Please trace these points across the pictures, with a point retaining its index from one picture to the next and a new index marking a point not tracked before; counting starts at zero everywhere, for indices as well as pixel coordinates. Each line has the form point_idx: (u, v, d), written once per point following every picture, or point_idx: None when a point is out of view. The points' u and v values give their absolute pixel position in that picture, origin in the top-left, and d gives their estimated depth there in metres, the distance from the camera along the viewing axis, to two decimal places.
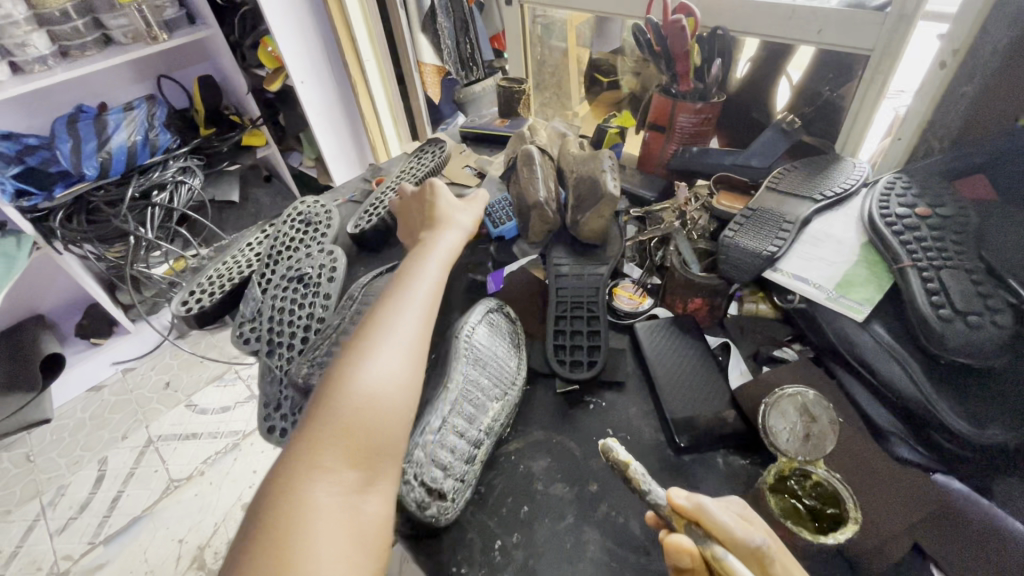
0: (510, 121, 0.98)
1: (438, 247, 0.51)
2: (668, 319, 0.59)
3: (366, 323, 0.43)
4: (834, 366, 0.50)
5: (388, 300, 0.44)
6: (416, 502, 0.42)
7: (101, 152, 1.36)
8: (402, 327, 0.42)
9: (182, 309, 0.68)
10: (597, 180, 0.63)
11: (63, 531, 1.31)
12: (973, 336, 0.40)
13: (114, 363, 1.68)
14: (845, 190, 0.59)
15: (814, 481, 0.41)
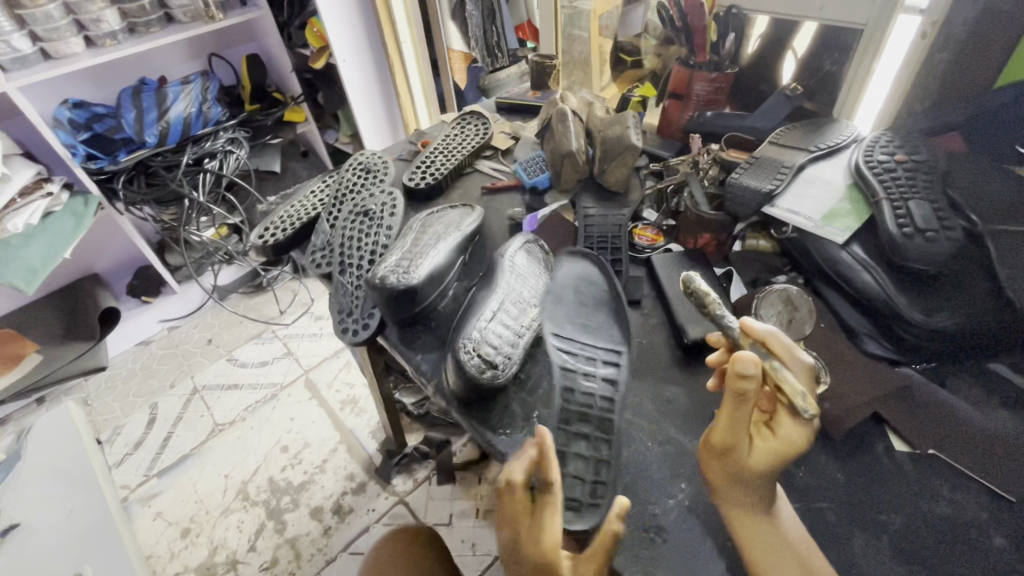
0: (542, 93, 1.08)
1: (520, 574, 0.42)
2: (682, 252, 0.69)
3: None
4: (819, 284, 0.63)
5: None
6: (474, 367, 0.53)
7: (161, 122, 1.44)
8: None
9: (259, 241, 0.78)
10: (624, 135, 0.73)
11: (120, 465, 1.33)
12: (929, 247, 0.51)
13: (162, 321, 1.67)
14: (835, 144, 0.69)
15: None
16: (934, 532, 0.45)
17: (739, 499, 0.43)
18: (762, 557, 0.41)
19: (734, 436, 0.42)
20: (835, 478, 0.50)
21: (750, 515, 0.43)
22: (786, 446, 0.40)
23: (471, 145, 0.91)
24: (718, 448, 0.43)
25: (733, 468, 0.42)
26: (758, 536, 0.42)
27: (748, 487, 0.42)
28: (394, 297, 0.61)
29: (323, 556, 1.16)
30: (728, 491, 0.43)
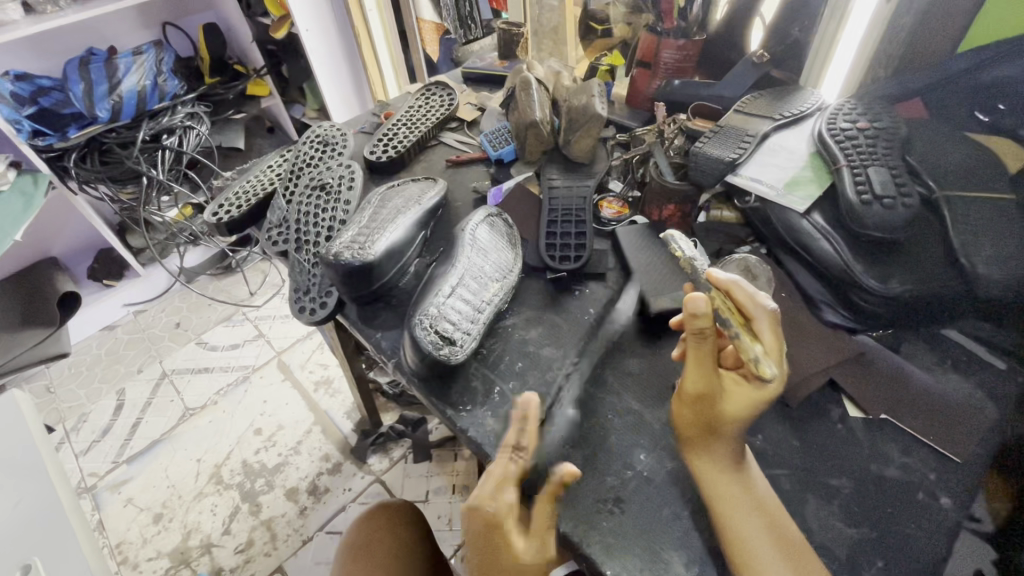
0: (510, 63, 1.05)
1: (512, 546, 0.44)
2: (646, 224, 0.68)
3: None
4: (779, 254, 0.62)
5: None
6: (431, 343, 0.52)
7: (113, 95, 1.35)
8: None
9: (213, 218, 0.75)
10: (589, 104, 0.72)
11: (87, 453, 1.30)
12: (887, 216, 0.50)
13: (127, 305, 1.62)
14: (799, 112, 0.69)
15: None
16: (882, 493, 0.46)
17: (707, 451, 0.46)
18: (725, 510, 0.43)
19: (709, 384, 0.45)
20: (790, 444, 0.50)
21: (719, 465, 0.45)
22: (763, 390, 0.43)
23: (436, 116, 0.88)
24: (693, 399, 0.46)
25: (710, 419, 0.46)
26: (728, 487, 0.44)
27: (720, 438, 0.46)
28: (351, 273, 0.59)
29: (299, 536, 1.15)
30: (705, 444, 0.46)
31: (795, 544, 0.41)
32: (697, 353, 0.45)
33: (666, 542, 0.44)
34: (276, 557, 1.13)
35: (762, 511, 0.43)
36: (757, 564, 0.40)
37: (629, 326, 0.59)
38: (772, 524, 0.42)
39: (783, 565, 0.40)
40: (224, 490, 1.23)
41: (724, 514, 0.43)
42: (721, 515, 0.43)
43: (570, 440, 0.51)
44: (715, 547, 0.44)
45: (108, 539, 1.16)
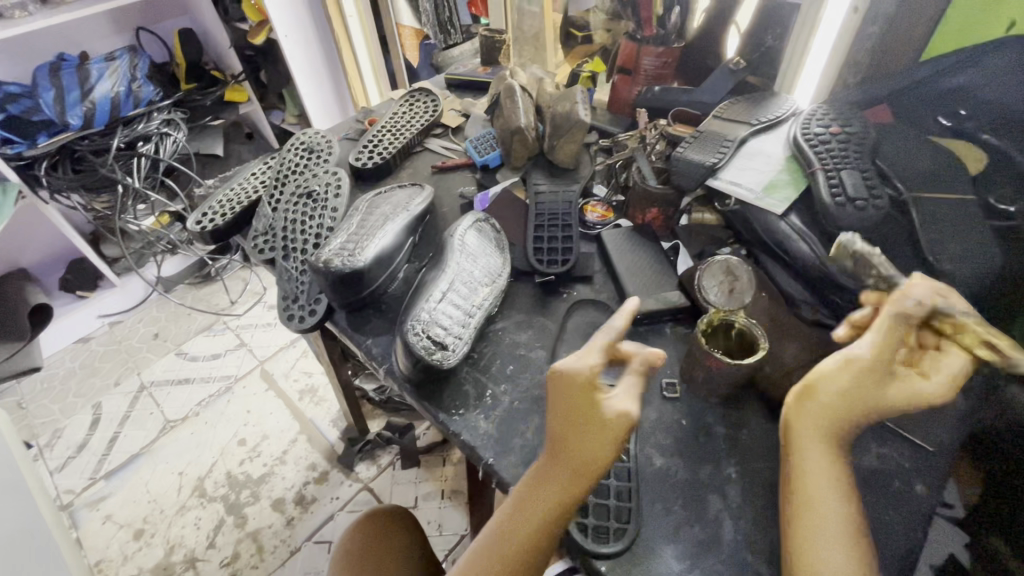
0: (491, 70, 1.06)
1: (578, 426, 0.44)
2: (631, 227, 0.70)
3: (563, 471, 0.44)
4: (760, 254, 0.64)
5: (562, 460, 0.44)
6: (423, 348, 0.53)
7: (85, 102, 1.32)
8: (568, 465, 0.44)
9: (197, 227, 0.74)
10: (572, 111, 0.73)
11: (63, 470, 1.26)
12: (860, 214, 0.54)
13: (101, 316, 1.57)
14: (774, 117, 0.71)
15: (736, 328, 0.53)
16: (863, 483, 0.48)
17: (824, 423, 0.41)
18: (809, 494, 0.40)
19: (877, 366, 0.40)
20: (773, 438, 0.52)
21: (829, 444, 0.41)
22: (930, 392, 0.39)
23: (420, 123, 0.88)
24: (860, 370, 0.40)
25: (859, 397, 0.40)
26: (817, 470, 0.41)
27: (854, 416, 0.41)
28: (340, 280, 0.59)
29: (287, 547, 1.14)
30: (833, 417, 0.41)
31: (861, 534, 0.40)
32: (888, 328, 0.40)
33: (657, 536, 0.46)
34: (262, 569, 1.11)
35: (845, 499, 0.40)
36: (812, 548, 0.39)
37: (617, 328, 0.61)
38: (850, 513, 0.40)
39: (842, 549, 0.39)
40: (207, 503, 1.21)
41: (805, 498, 0.41)
42: (802, 498, 0.41)
43: None
44: (704, 540, 0.45)
45: (86, 558, 1.13)
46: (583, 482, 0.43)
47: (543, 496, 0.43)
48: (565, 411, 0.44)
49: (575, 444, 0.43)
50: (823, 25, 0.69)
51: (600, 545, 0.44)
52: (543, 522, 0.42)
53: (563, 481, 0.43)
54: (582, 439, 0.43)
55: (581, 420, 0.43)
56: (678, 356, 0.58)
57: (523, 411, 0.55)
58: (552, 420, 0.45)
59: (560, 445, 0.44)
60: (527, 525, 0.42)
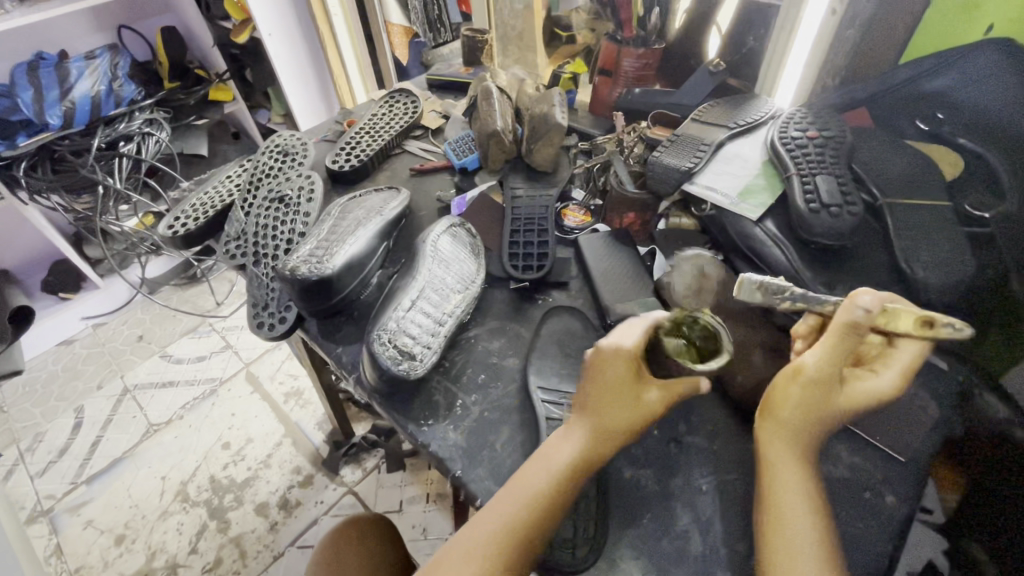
0: (474, 70, 1.04)
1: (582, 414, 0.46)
2: (607, 232, 0.69)
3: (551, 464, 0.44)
4: (735, 260, 0.62)
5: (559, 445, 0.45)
6: (390, 359, 0.52)
7: (64, 101, 1.29)
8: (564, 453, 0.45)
9: (168, 232, 0.73)
10: (549, 114, 0.72)
11: (43, 475, 1.24)
12: (834, 221, 0.53)
13: (84, 319, 1.55)
14: (753, 120, 0.70)
15: (704, 326, 0.48)
16: (834, 494, 0.47)
17: (790, 433, 0.42)
18: (782, 504, 0.41)
19: (829, 377, 0.42)
20: (746, 447, 0.51)
21: (801, 453, 0.43)
22: (887, 386, 0.42)
23: (399, 125, 0.87)
24: (812, 382, 0.42)
25: (817, 407, 0.42)
26: (784, 477, 0.42)
27: (818, 425, 0.43)
28: (309, 288, 0.58)
29: (270, 552, 1.13)
30: (796, 429, 0.42)
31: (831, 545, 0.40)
32: (837, 340, 0.41)
33: (623, 548, 0.45)
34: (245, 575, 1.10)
35: (816, 509, 0.41)
36: (794, 555, 0.38)
37: (590, 336, 0.60)
38: (821, 524, 0.40)
39: (816, 553, 0.39)
40: (190, 508, 1.19)
41: (779, 507, 0.41)
42: (772, 507, 0.41)
43: (530, 450, 0.51)
44: (673, 554, 0.45)
45: (66, 564, 1.11)
46: (604, 447, 0.45)
47: (566, 455, 0.44)
48: (597, 390, 0.46)
49: (609, 411, 0.45)
50: (801, 29, 0.68)
51: (565, 558, 0.43)
52: (563, 479, 0.43)
53: (588, 444, 0.45)
54: (617, 407, 0.46)
55: (619, 389, 0.46)
56: None
57: (493, 422, 0.54)
58: (586, 389, 0.47)
59: (592, 411, 0.46)
60: (546, 480, 0.43)
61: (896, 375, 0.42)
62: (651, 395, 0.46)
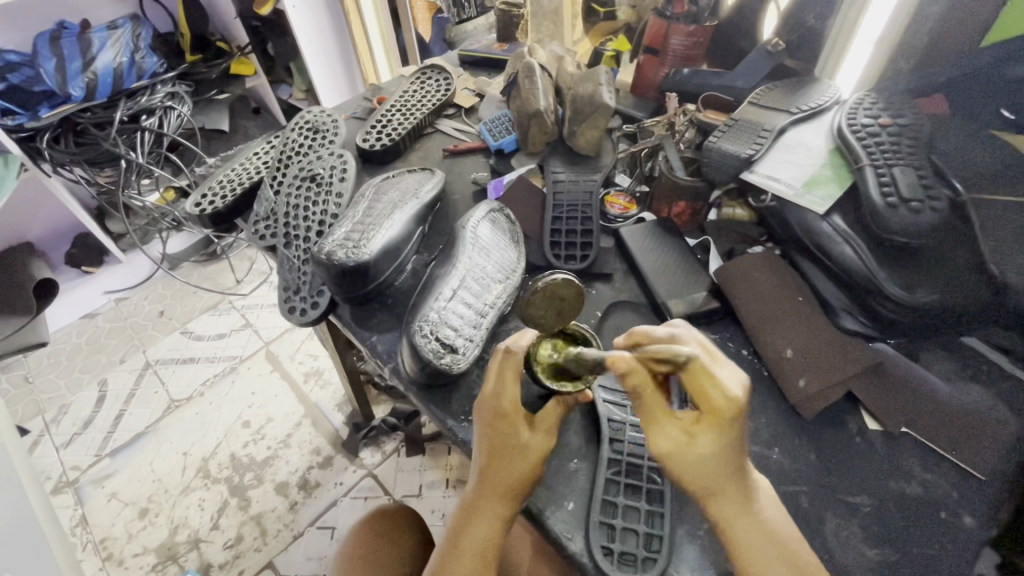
0: (509, 46, 0.98)
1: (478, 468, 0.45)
2: (655, 222, 0.66)
3: (467, 531, 0.43)
4: (796, 256, 0.60)
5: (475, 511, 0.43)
6: (432, 352, 0.49)
7: (87, 72, 1.27)
8: (476, 525, 0.43)
9: (196, 209, 0.70)
10: (595, 94, 0.68)
11: (68, 446, 1.26)
12: (915, 219, 0.48)
13: (107, 293, 1.54)
14: (818, 105, 0.66)
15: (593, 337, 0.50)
16: (903, 514, 0.46)
17: (714, 491, 0.40)
18: (752, 545, 0.40)
19: (682, 435, 0.40)
20: (807, 459, 0.49)
21: (732, 496, 0.40)
22: (733, 409, 0.39)
23: (432, 102, 0.83)
24: (676, 452, 0.40)
25: (703, 464, 0.40)
26: (742, 526, 0.40)
27: (724, 472, 0.40)
28: (345, 274, 0.55)
29: (290, 531, 1.13)
30: (712, 489, 0.40)
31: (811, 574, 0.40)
32: (654, 413, 0.41)
33: (678, 560, 0.43)
34: (266, 552, 1.11)
35: (779, 547, 0.40)
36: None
37: None
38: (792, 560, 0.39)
39: None
40: (212, 485, 1.20)
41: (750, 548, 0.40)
42: (743, 560, 0.40)
43: (579, 452, 0.49)
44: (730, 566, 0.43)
45: (91, 535, 1.13)
46: (508, 504, 0.43)
47: (477, 529, 0.43)
48: (486, 442, 0.44)
49: (495, 473, 0.43)
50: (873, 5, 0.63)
51: (628, 574, 0.42)
52: (481, 554, 0.42)
53: (492, 509, 0.43)
54: (503, 463, 0.43)
55: (499, 444, 0.44)
56: None
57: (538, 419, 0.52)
58: (477, 449, 0.45)
59: (488, 476, 0.44)
60: (467, 560, 0.42)
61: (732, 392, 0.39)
62: (533, 440, 0.44)
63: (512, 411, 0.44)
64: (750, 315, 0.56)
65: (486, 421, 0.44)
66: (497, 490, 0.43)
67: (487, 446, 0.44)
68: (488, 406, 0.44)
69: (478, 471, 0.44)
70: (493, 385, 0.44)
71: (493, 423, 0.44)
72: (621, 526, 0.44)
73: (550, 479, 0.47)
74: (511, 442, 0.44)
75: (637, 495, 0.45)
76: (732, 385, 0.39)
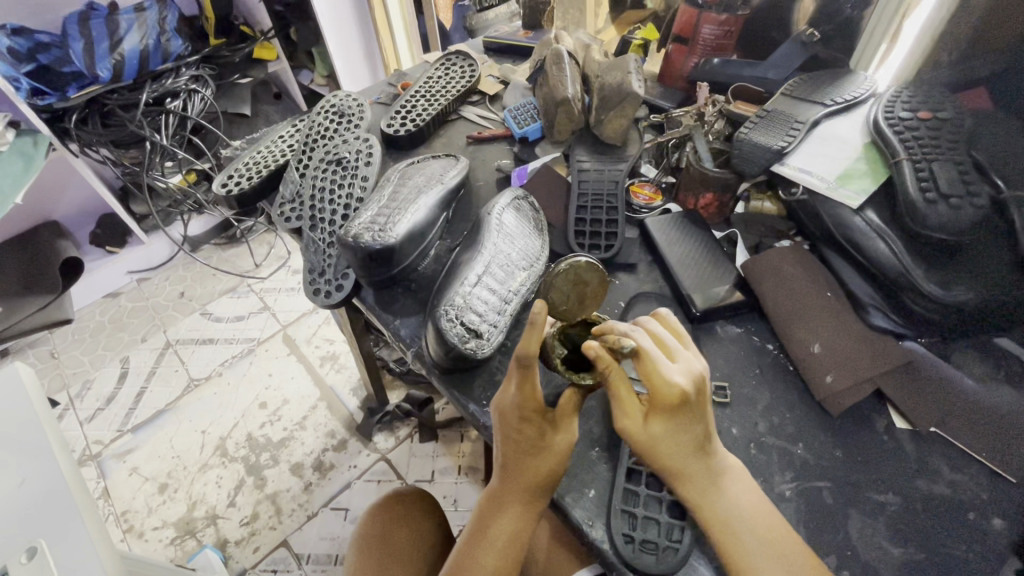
0: (534, 33, 0.97)
1: (499, 466, 0.45)
2: (681, 213, 0.65)
3: (494, 526, 0.44)
4: (826, 251, 0.59)
5: (500, 509, 0.44)
6: (457, 336, 0.50)
7: (114, 54, 1.26)
8: (502, 520, 0.43)
9: (222, 190, 0.71)
10: (624, 82, 0.67)
11: (92, 420, 1.29)
12: (950, 214, 0.47)
13: (130, 273, 1.57)
14: (853, 97, 0.64)
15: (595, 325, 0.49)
16: (932, 513, 0.45)
17: (679, 474, 0.41)
18: (728, 520, 0.40)
19: (643, 422, 0.42)
20: (832, 455, 0.49)
21: (697, 476, 0.41)
22: (687, 395, 0.40)
23: (457, 87, 0.82)
24: (642, 437, 0.41)
25: (664, 448, 0.41)
26: (715, 506, 0.41)
27: (686, 457, 0.41)
28: (370, 257, 0.55)
29: (305, 511, 1.15)
30: (677, 472, 0.41)
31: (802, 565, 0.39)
32: (619, 399, 0.42)
33: (699, 551, 0.43)
34: (281, 531, 1.13)
35: (750, 527, 0.40)
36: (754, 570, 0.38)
37: None
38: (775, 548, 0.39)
39: None
40: (228, 463, 1.22)
41: (724, 523, 0.40)
42: (731, 551, 0.39)
43: (600, 440, 0.49)
44: None
45: (114, 506, 1.16)
46: (536, 500, 0.44)
47: (503, 524, 0.43)
48: (509, 443, 0.44)
49: (518, 469, 0.43)
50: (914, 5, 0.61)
51: (648, 560, 0.42)
52: (507, 546, 0.43)
53: (516, 505, 0.43)
54: (528, 459, 0.43)
55: (522, 445, 0.43)
56: (730, 359, 0.55)
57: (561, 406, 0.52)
58: (499, 446, 0.45)
59: (512, 473, 0.44)
60: (492, 550, 0.43)
61: (686, 380, 0.41)
62: (556, 443, 0.43)
63: (535, 411, 0.43)
64: (779, 312, 0.55)
65: (507, 419, 0.43)
66: (522, 489, 0.43)
67: (509, 446, 0.44)
68: (511, 408, 0.43)
69: (502, 468, 0.44)
70: (518, 394, 0.43)
71: (520, 426, 0.43)
72: (642, 516, 0.44)
73: (573, 468, 0.47)
74: (537, 442, 0.43)
75: (659, 486, 0.45)
76: (681, 376, 0.41)
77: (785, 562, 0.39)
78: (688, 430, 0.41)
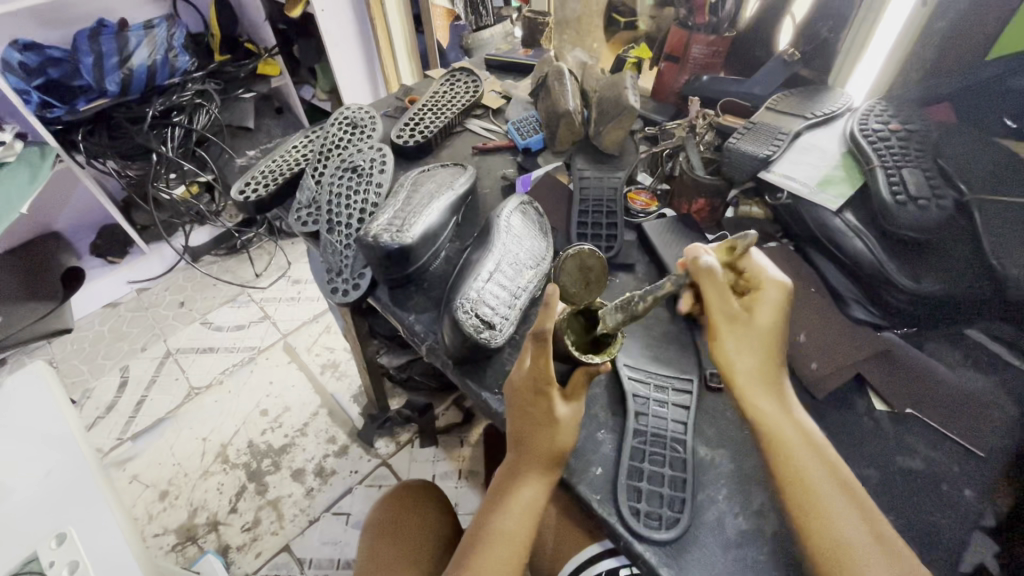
0: (534, 52, 1.02)
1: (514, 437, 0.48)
2: (676, 217, 0.70)
3: (510, 494, 0.47)
4: (811, 251, 0.64)
5: (516, 479, 0.47)
6: (472, 327, 0.53)
7: (123, 68, 1.30)
8: (517, 489, 0.47)
9: (240, 197, 0.75)
10: (621, 96, 0.72)
11: (91, 429, 1.30)
12: (920, 214, 0.53)
13: (131, 283, 1.59)
14: (831, 112, 0.70)
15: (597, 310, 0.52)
16: (910, 487, 0.49)
17: (756, 384, 0.46)
18: (791, 453, 0.44)
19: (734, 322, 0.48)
20: (819, 435, 0.52)
21: (768, 386, 0.46)
22: (778, 299, 0.48)
23: (462, 102, 0.87)
24: (733, 334, 0.47)
25: (752, 346, 0.47)
26: (785, 435, 0.44)
27: (767, 361, 0.47)
28: (387, 256, 0.59)
29: (306, 516, 1.16)
30: (759, 377, 0.46)
31: (858, 497, 0.42)
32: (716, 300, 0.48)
33: (700, 521, 0.47)
34: (282, 536, 1.14)
35: (815, 450, 0.44)
36: (818, 491, 0.42)
37: (672, 321, 0.61)
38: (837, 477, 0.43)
39: (862, 525, 0.40)
40: (229, 469, 1.24)
41: (787, 457, 0.44)
42: (799, 484, 0.42)
43: (606, 423, 0.53)
44: (749, 527, 0.46)
45: None
46: (548, 471, 0.47)
47: (518, 494, 0.47)
48: (523, 416, 0.48)
49: (532, 441, 0.47)
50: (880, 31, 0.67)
51: (654, 530, 0.45)
52: (524, 514, 0.46)
53: (530, 474, 0.47)
54: (539, 432, 0.47)
55: (535, 418, 0.47)
56: None
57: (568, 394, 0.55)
58: (513, 421, 0.49)
59: (526, 445, 0.47)
60: (509, 519, 0.46)
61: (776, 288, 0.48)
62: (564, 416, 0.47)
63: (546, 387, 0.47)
64: None
65: (520, 394, 0.47)
66: (536, 458, 0.47)
67: (523, 419, 0.48)
68: (523, 384, 0.47)
69: (517, 441, 0.48)
70: (531, 368, 0.47)
71: (532, 400, 0.47)
72: (646, 491, 0.48)
73: (581, 449, 0.51)
74: (549, 414, 0.47)
75: (662, 463, 0.49)
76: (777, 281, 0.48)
77: (844, 484, 0.42)
78: (769, 345, 0.47)
